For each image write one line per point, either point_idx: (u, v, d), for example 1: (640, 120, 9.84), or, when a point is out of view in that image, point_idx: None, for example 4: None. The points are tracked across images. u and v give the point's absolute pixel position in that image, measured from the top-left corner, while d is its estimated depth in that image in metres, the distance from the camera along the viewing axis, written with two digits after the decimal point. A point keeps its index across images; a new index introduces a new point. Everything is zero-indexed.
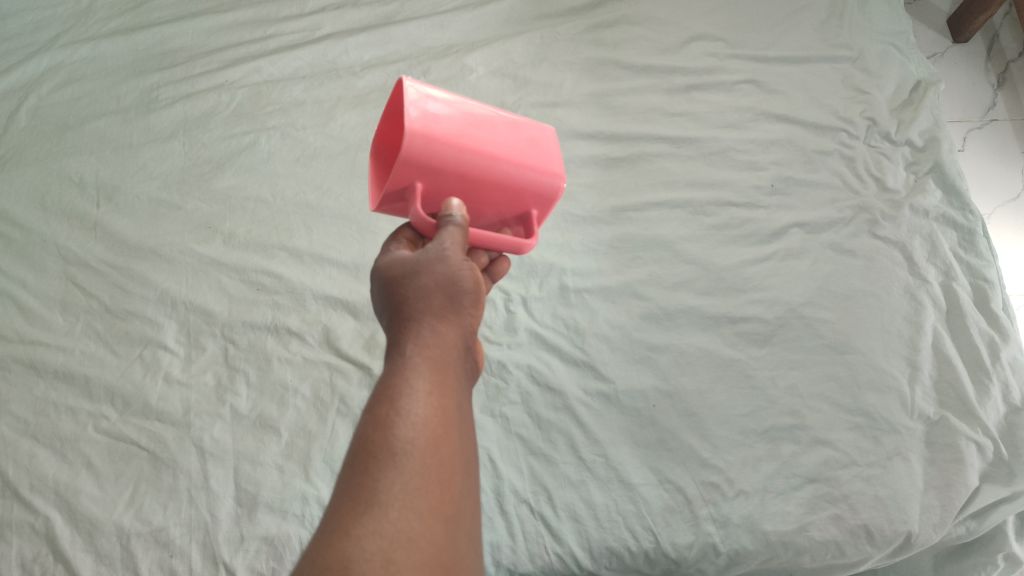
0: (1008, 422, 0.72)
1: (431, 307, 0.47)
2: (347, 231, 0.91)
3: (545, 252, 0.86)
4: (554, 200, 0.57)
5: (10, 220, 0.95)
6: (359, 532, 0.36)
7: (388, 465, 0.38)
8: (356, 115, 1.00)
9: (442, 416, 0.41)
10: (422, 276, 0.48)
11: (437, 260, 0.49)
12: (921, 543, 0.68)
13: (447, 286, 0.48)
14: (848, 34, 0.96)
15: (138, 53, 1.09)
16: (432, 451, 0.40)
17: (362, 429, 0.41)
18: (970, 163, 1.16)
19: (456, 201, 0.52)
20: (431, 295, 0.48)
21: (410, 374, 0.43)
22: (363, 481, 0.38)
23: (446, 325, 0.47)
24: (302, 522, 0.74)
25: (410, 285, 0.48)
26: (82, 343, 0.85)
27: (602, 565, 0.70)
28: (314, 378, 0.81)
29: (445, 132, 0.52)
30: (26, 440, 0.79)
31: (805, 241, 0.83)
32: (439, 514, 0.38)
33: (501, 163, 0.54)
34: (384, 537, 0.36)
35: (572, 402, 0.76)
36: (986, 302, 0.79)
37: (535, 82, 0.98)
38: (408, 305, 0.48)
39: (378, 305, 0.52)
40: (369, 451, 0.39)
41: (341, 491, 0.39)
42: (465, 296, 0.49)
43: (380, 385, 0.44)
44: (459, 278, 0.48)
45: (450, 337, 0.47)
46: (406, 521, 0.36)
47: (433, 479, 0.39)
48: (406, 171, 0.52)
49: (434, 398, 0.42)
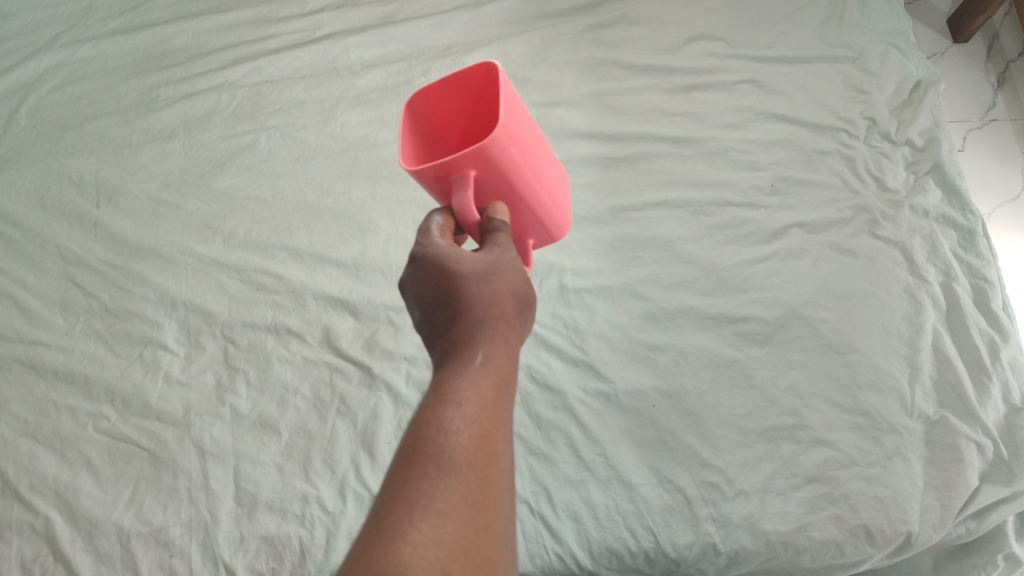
0: (1008, 422, 0.72)
1: (500, 312, 0.49)
2: (347, 231, 0.90)
3: (545, 252, 0.87)
4: (549, 239, 0.64)
5: (11, 220, 0.96)
6: (416, 541, 0.37)
7: (450, 474, 0.40)
8: (356, 115, 0.99)
9: (503, 428, 0.44)
10: (493, 280, 0.50)
11: (508, 267, 0.51)
12: (921, 543, 0.68)
13: (515, 295, 0.50)
14: (848, 34, 0.96)
15: (139, 53, 1.09)
16: (491, 464, 0.42)
17: (421, 430, 0.42)
18: (969, 162, 1.17)
19: (501, 207, 0.54)
20: (499, 300, 0.49)
21: (480, 380, 0.45)
22: (421, 486, 0.39)
23: (510, 333, 0.49)
24: (302, 522, 0.73)
25: (479, 286, 0.49)
26: (81, 343, 0.86)
27: (602, 565, 0.71)
28: (314, 377, 0.81)
29: (521, 142, 0.53)
30: (26, 439, 0.80)
31: (804, 241, 0.82)
32: (491, 531, 0.40)
33: (545, 193, 0.58)
34: (441, 546, 0.37)
35: (572, 402, 0.77)
36: (986, 302, 0.79)
37: (534, 83, 0.99)
38: (474, 305, 0.49)
39: (428, 297, 0.51)
40: (429, 456, 0.41)
41: (395, 493, 0.40)
42: (525, 309, 0.52)
43: (446, 384, 0.45)
44: (525, 290, 0.51)
45: (514, 347, 0.49)
46: (462, 532, 0.38)
47: (490, 493, 0.41)
48: (478, 160, 0.51)
49: (497, 410, 0.44)
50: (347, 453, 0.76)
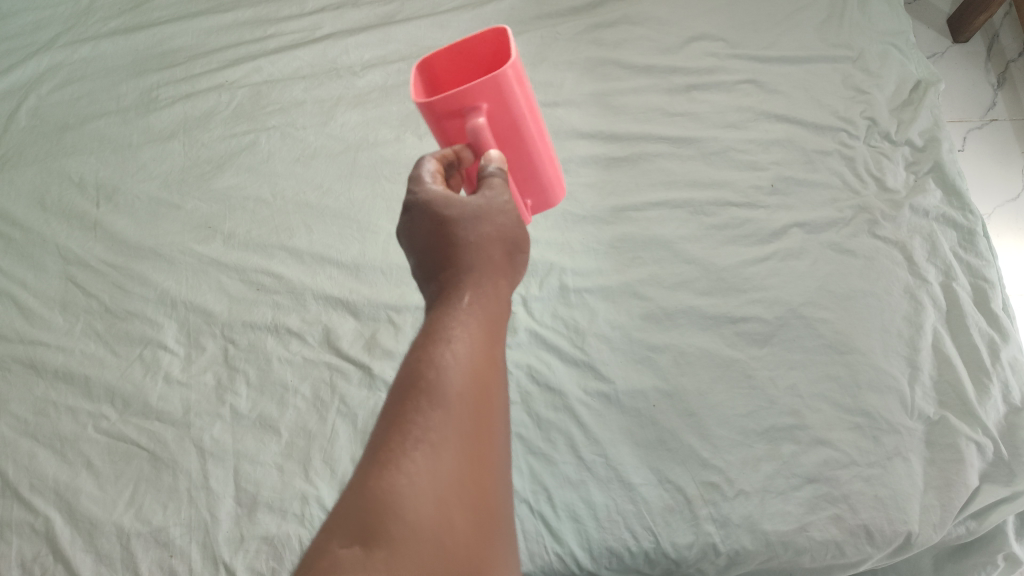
0: (1008, 422, 0.72)
1: (488, 258, 0.51)
2: (347, 231, 0.90)
3: (545, 252, 0.87)
4: (548, 203, 0.65)
5: (11, 220, 0.96)
6: (411, 469, 0.39)
7: (443, 408, 0.42)
8: (356, 115, 0.99)
9: (493, 366, 0.46)
10: (482, 225, 0.52)
11: (498, 212, 0.52)
12: (921, 543, 0.68)
13: (503, 242, 0.52)
14: (848, 34, 0.96)
15: (138, 53, 1.09)
16: (481, 397, 0.43)
17: (415, 367, 0.44)
18: (969, 162, 1.17)
19: (495, 153, 0.54)
20: (487, 247, 0.52)
21: (471, 317, 0.47)
22: (415, 418, 0.41)
23: (497, 280, 0.51)
24: (302, 522, 0.73)
25: (469, 232, 0.51)
26: (81, 343, 0.86)
27: (603, 565, 0.71)
28: (314, 378, 0.80)
29: (525, 94, 0.55)
30: (26, 439, 0.80)
31: (804, 242, 0.82)
32: (483, 459, 0.41)
33: (544, 149, 0.59)
34: (436, 473, 0.39)
35: (572, 402, 0.77)
36: (986, 302, 0.79)
37: (534, 83, 0.99)
38: (463, 253, 0.51)
39: (420, 247, 0.53)
40: (421, 390, 0.42)
41: (391, 426, 0.42)
42: (515, 253, 0.54)
43: (436, 326, 0.47)
44: (514, 235, 0.53)
45: (501, 292, 0.51)
46: (455, 460, 0.40)
47: (482, 425, 0.42)
48: (492, 91, 0.52)
49: (486, 348, 0.46)
50: (347, 453, 0.76)
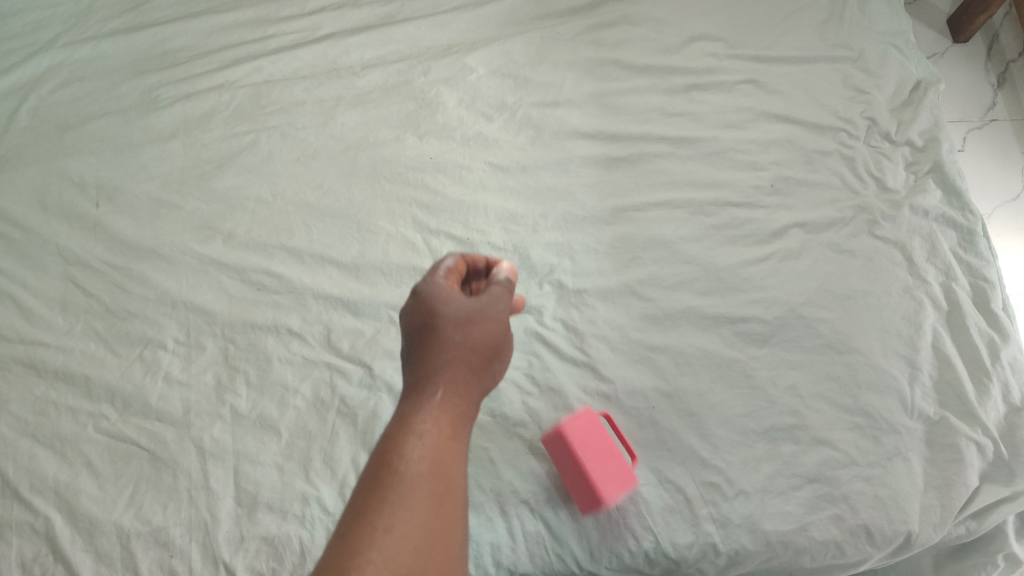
0: (1008, 422, 0.72)
1: (470, 360, 0.59)
2: (347, 231, 0.90)
3: (545, 252, 0.86)
4: None
5: (10, 220, 0.96)
6: (374, 553, 0.46)
7: (408, 499, 0.49)
8: (356, 115, 0.99)
9: (457, 462, 0.53)
10: (471, 327, 0.60)
11: (486, 318, 0.61)
12: (921, 543, 0.68)
13: (487, 346, 0.61)
14: (848, 34, 0.96)
15: (139, 53, 1.09)
16: (443, 492, 0.51)
17: (389, 461, 0.51)
18: (969, 162, 1.16)
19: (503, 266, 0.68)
20: (472, 350, 0.60)
21: (444, 414, 0.55)
22: (384, 508, 0.48)
23: (473, 380, 0.59)
24: (303, 522, 0.73)
25: (456, 333, 0.60)
26: (82, 343, 0.86)
27: (603, 565, 0.70)
28: (314, 378, 0.81)
29: None
30: (26, 439, 0.80)
31: (804, 242, 0.82)
32: (440, 547, 0.48)
33: None
34: (395, 562, 0.46)
35: (572, 402, 0.76)
36: (986, 302, 0.79)
37: (534, 82, 0.99)
38: (446, 351, 0.59)
39: (412, 340, 0.61)
40: (392, 483, 0.50)
41: (362, 512, 0.49)
42: (496, 358, 0.62)
43: (414, 422, 0.54)
44: (497, 343, 0.61)
45: (473, 392, 0.59)
46: (413, 549, 0.47)
47: (441, 517, 0.49)
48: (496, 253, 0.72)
49: (451, 446, 0.54)
50: (347, 453, 0.76)
